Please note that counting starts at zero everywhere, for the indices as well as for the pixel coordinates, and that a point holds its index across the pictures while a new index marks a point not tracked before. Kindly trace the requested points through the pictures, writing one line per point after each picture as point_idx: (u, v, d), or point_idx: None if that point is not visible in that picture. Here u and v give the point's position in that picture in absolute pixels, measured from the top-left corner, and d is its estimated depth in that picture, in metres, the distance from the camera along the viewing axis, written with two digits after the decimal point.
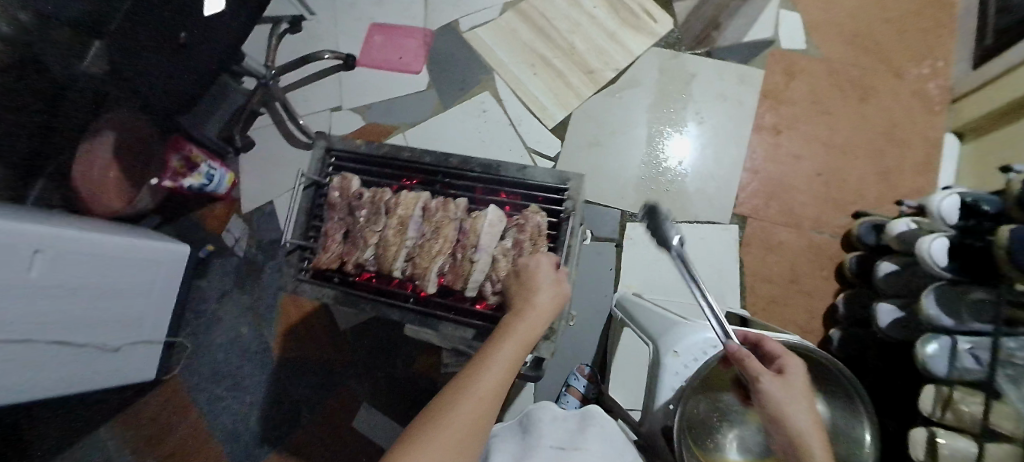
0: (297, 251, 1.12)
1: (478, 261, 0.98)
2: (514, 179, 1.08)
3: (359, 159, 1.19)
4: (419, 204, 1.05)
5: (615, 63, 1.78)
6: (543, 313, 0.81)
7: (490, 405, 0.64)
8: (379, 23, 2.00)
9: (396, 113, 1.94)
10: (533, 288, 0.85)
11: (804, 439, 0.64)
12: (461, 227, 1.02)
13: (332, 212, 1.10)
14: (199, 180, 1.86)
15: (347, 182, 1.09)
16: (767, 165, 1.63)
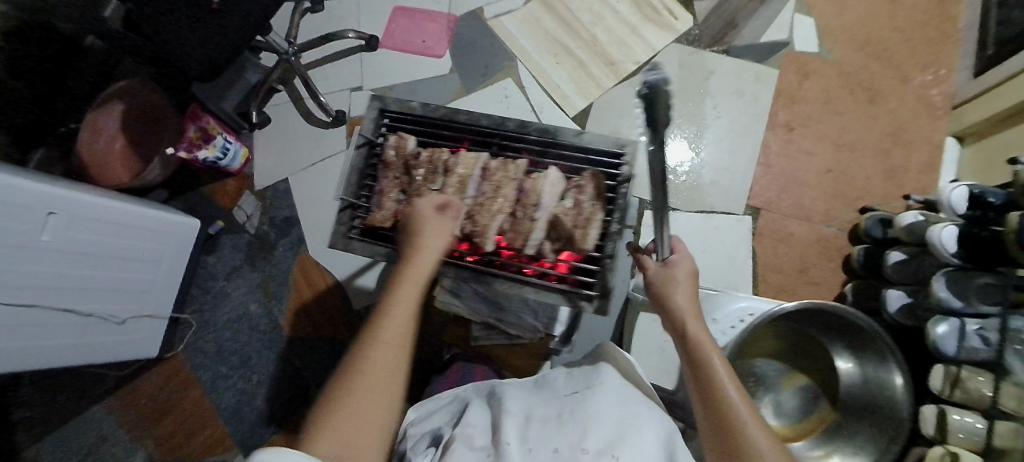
0: (350, 209, 1.13)
1: (539, 219, 1.01)
2: (571, 143, 1.10)
3: (414, 121, 1.20)
4: (478, 163, 1.07)
5: (636, 56, 1.83)
6: (428, 253, 0.88)
7: (400, 341, 0.70)
8: (404, 6, 2.02)
9: (418, 95, 1.96)
10: (418, 234, 0.91)
11: (714, 368, 0.67)
12: (519, 188, 1.05)
13: (387, 171, 1.11)
14: (213, 153, 1.81)
15: (403, 141, 1.11)
16: (780, 160, 1.69)
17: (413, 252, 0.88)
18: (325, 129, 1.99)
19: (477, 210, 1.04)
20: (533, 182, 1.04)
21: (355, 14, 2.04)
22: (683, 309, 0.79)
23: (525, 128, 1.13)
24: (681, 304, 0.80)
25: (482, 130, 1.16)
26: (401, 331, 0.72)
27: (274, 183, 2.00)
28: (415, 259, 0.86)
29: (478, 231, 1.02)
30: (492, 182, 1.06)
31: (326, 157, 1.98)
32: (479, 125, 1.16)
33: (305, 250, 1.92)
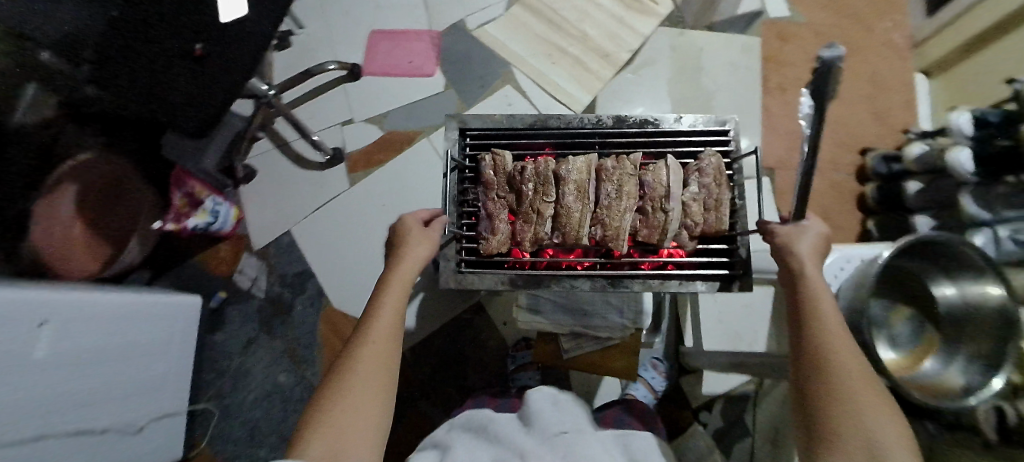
0: (455, 239, 0.98)
1: (674, 210, 0.90)
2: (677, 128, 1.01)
3: (497, 134, 1.05)
4: (592, 167, 0.94)
5: (628, 45, 1.87)
6: (415, 259, 0.87)
7: (389, 352, 0.74)
8: (380, 30, 1.93)
9: (416, 117, 1.87)
10: (406, 241, 0.89)
11: (832, 354, 0.67)
12: (643, 182, 0.93)
13: (488, 192, 0.98)
14: (204, 218, 1.65)
15: (499, 158, 0.97)
16: (783, 120, 1.78)
17: (397, 258, 0.87)
18: (322, 170, 1.85)
19: (607, 214, 0.92)
20: (660, 174, 0.92)
21: (330, 45, 1.92)
22: (807, 282, 0.76)
23: (641, 126, 1.02)
24: (800, 273, 0.78)
25: (587, 132, 1.03)
26: (382, 348, 0.73)
27: (274, 238, 1.82)
28: (390, 278, 0.84)
29: (611, 235, 0.91)
30: (613, 182, 0.93)
31: (328, 199, 1.83)
32: (580, 128, 1.03)
33: (328, 303, 1.75)
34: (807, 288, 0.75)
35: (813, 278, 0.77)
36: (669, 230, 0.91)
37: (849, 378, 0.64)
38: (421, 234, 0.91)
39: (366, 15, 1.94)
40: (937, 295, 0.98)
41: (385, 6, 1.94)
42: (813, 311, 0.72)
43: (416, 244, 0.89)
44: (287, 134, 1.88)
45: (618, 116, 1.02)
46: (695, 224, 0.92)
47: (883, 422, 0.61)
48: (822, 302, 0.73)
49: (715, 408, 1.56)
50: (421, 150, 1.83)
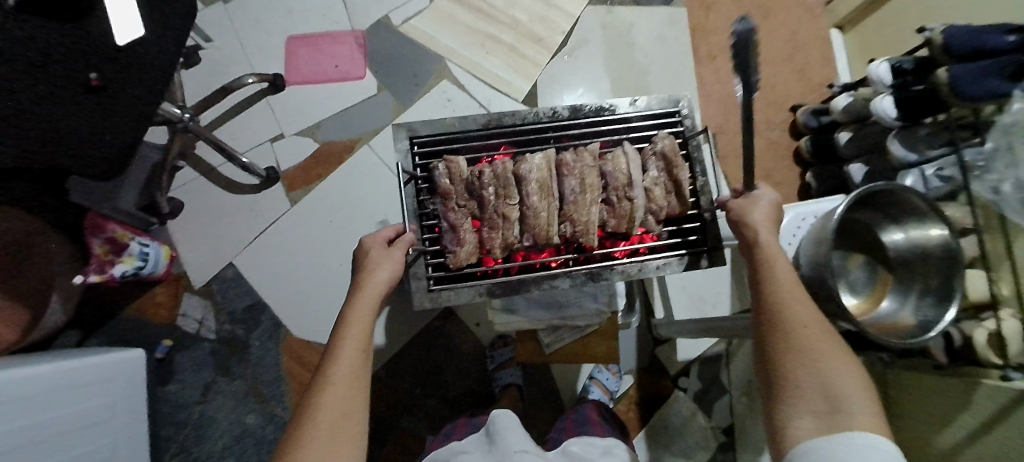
0: (422, 256, 0.91)
1: (639, 198, 0.89)
2: (629, 114, 0.99)
3: (448, 139, 0.98)
4: (553, 162, 0.90)
5: (561, 27, 1.84)
6: (379, 284, 0.80)
7: (357, 391, 0.66)
8: (297, 35, 1.79)
9: (353, 125, 1.76)
10: (370, 265, 0.82)
11: (793, 314, 0.69)
12: (605, 172, 0.91)
13: (448, 202, 0.91)
14: (132, 264, 1.48)
15: (455, 165, 0.90)
16: (717, 85, 1.83)
17: (359, 286, 0.79)
18: (259, 193, 1.72)
19: (574, 211, 0.89)
20: (620, 163, 0.91)
21: (244, 57, 1.77)
22: (768, 249, 0.79)
23: (596, 113, 0.99)
24: (762, 241, 0.80)
25: (543, 126, 0.99)
26: (351, 379, 0.67)
27: (217, 274, 1.68)
28: (356, 300, 0.77)
29: (581, 231, 0.89)
30: (576, 176, 0.90)
31: (270, 224, 1.71)
32: (536, 122, 0.99)
33: (288, 334, 1.65)
34: (770, 255, 0.77)
35: (773, 245, 0.79)
36: (637, 217, 0.90)
37: (810, 334, 0.66)
38: (389, 250, 0.85)
39: (280, 21, 1.79)
40: (887, 241, 1.01)
41: (299, 9, 1.80)
42: (774, 277, 0.75)
43: (383, 259, 0.83)
44: (212, 160, 1.72)
45: (572, 106, 0.99)
46: (661, 208, 0.90)
47: (860, 386, 0.61)
48: (783, 267, 0.75)
49: (692, 373, 1.62)
50: (364, 159, 1.74)
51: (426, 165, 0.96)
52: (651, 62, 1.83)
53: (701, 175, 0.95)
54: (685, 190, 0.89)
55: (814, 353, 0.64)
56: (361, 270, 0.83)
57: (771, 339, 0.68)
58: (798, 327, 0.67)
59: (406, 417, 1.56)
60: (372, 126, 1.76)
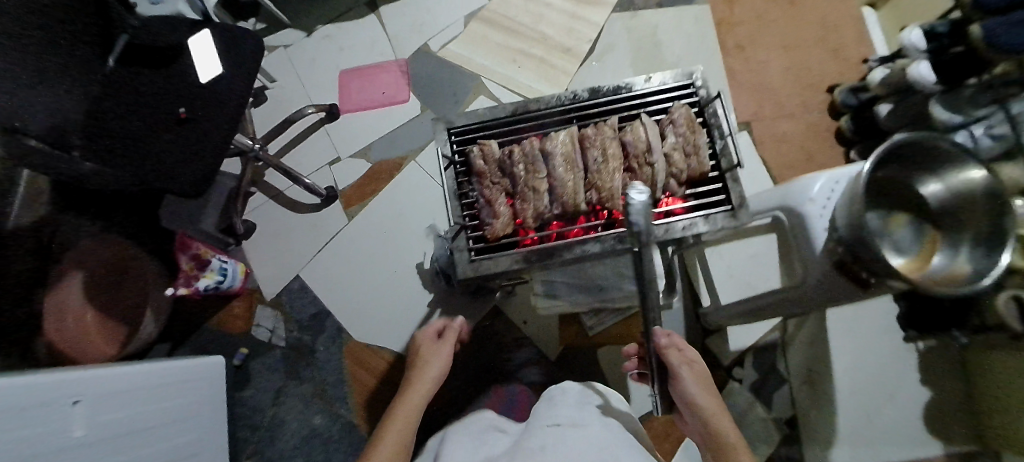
0: (463, 231, 0.98)
1: (658, 162, 0.93)
2: (645, 90, 1.05)
3: (479, 128, 1.08)
4: (575, 138, 0.98)
5: (586, 36, 1.95)
6: (427, 378, 1.03)
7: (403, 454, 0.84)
8: (348, 69, 2.00)
9: (401, 143, 1.92)
10: (423, 363, 1.08)
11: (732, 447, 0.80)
12: (624, 142, 0.97)
13: (483, 181, 0.99)
14: (213, 278, 1.65)
15: (488, 148, 1.00)
16: (747, 75, 1.85)
17: (412, 376, 1.05)
18: (318, 211, 1.89)
19: (596, 179, 0.96)
20: (638, 132, 0.96)
21: (303, 92, 1.99)
22: (712, 418, 0.85)
23: (614, 93, 1.05)
24: (707, 411, 0.86)
25: (566, 109, 1.06)
26: (408, 429, 0.90)
27: (286, 285, 1.84)
28: (410, 391, 1.00)
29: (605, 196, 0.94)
30: (597, 148, 0.97)
31: (330, 239, 1.87)
32: (559, 105, 1.06)
33: (349, 337, 1.77)
34: (716, 430, 0.84)
35: (714, 412, 0.86)
36: (657, 181, 0.94)
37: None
38: (432, 356, 1.10)
39: (333, 57, 2.02)
40: (925, 194, 0.95)
41: (349, 46, 2.02)
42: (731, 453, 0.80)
43: (429, 363, 1.08)
44: (278, 185, 1.93)
45: (592, 87, 1.06)
46: (682, 172, 0.94)
47: None
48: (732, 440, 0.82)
49: (746, 362, 1.57)
50: (411, 174, 1.88)
51: (462, 152, 1.06)
52: (677, 59, 1.89)
53: (723, 143, 0.97)
54: (703, 152, 0.93)
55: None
56: (415, 363, 1.10)
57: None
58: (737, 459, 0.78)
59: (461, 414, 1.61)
60: (417, 144, 1.91)
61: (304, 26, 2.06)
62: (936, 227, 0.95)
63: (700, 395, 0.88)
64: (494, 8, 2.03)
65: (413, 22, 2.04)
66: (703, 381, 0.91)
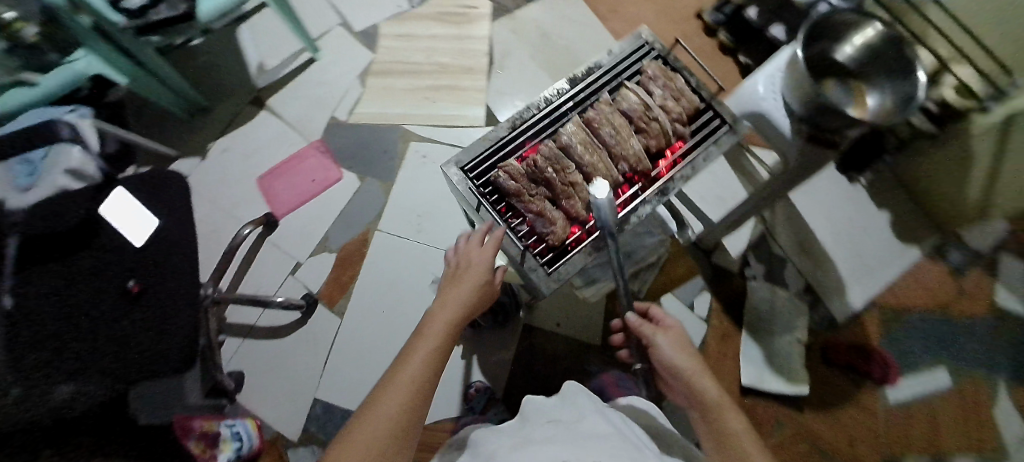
0: (528, 254, 0.92)
1: (664, 116, 0.96)
2: (612, 58, 1.06)
3: (485, 152, 0.99)
4: (580, 124, 0.97)
5: (480, 51, 2.05)
6: (462, 295, 0.80)
7: (415, 405, 0.63)
8: (264, 173, 1.87)
9: (357, 217, 1.83)
10: (462, 275, 0.83)
11: (711, 399, 0.83)
12: (623, 111, 0.99)
13: (520, 199, 0.93)
14: (231, 448, 1.40)
15: (511, 165, 0.93)
16: (628, 29, 2.07)
17: (447, 293, 0.81)
18: (303, 323, 1.72)
19: (621, 151, 0.95)
20: (630, 98, 0.99)
21: (228, 215, 1.81)
22: (698, 381, 0.86)
23: (591, 73, 1.04)
24: (694, 374, 0.87)
25: (554, 101, 1.02)
26: (427, 381, 0.66)
27: (307, 416, 1.63)
28: (437, 315, 0.77)
29: (637, 163, 0.95)
30: (605, 124, 0.97)
31: (330, 346, 1.70)
32: (548, 104, 1.02)
33: None
34: (700, 390, 0.85)
35: (695, 373, 0.87)
36: (669, 129, 0.96)
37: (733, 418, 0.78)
38: (456, 272, 0.84)
39: (243, 168, 1.87)
40: (842, 59, 1.20)
41: (253, 150, 1.89)
42: (717, 415, 0.80)
43: (450, 284, 0.83)
44: (248, 318, 1.74)
45: (569, 76, 1.03)
46: (682, 114, 0.97)
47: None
48: (715, 396, 0.83)
49: (751, 260, 1.75)
50: (383, 243, 1.80)
51: (482, 181, 0.97)
52: (567, 39, 2.07)
53: (696, 78, 1.03)
54: (690, 94, 0.99)
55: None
56: (453, 276, 0.84)
57: (715, 428, 0.79)
58: (722, 411, 0.80)
59: None
60: (373, 211, 1.84)
61: (195, 150, 1.87)
62: (860, 80, 1.18)
63: (685, 356, 0.91)
64: (383, 59, 2.04)
65: (311, 102, 1.97)
66: (688, 349, 0.94)
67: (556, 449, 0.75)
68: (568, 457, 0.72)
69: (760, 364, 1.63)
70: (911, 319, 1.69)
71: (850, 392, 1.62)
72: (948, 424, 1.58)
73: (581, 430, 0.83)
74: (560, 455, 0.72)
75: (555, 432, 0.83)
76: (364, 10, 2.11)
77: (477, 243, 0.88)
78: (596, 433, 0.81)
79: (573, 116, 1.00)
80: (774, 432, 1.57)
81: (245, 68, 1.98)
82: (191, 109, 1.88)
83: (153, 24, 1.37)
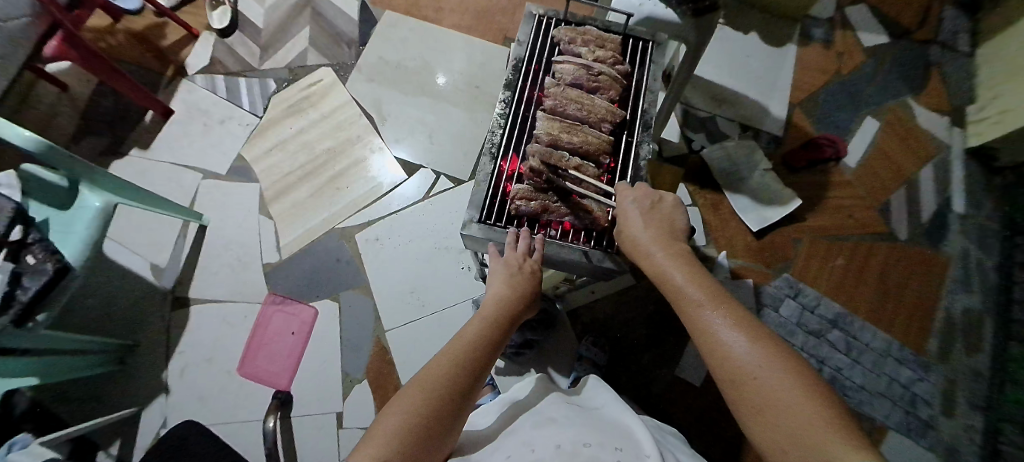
0: (592, 251, 0.91)
1: (602, 67, 1.02)
2: (527, 45, 1.07)
3: (492, 194, 0.94)
4: (549, 116, 0.98)
5: (354, 116, 2.00)
6: (510, 296, 0.75)
7: (461, 385, 0.59)
8: (238, 363, 1.65)
9: (358, 334, 1.70)
10: (509, 271, 0.79)
11: (667, 275, 0.71)
12: (571, 84, 1.02)
13: (551, 209, 0.91)
14: None
15: (524, 188, 0.92)
16: (468, 21, 2.19)
17: (493, 288, 0.76)
18: None
19: (596, 115, 0.98)
20: (568, 69, 1.03)
21: (234, 427, 1.57)
22: (648, 256, 0.75)
23: (520, 70, 1.05)
24: (645, 247, 0.76)
25: (513, 112, 1.01)
26: (477, 357, 0.64)
27: None
28: (488, 310, 0.72)
29: (613, 116, 0.99)
30: (566, 102, 0.99)
31: None
32: (508, 118, 1.00)
33: None
34: (653, 262, 0.74)
35: (647, 246, 0.76)
36: (615, 75, 1.03)
37: (697, 293, 0.66)
38: (497, 267, 0.80)
39: (214, 373, 1.63)
40: None
41: (213, 347, 1.66)
42: (667, 286, 0.71)
43: (491, 273, 0.80)
44: None
45: (504, 84, 1.03)
46: (614, 58, 1.05)
47: (766, 350, 0.56)
48: (666, 267, 0.72)
49: (688, 134, 1.99)
50: (401, 338, 1.69)
51: (509, 221, 0.93)
52: (425, 57, 2.10)
53: (598, 22, 1.11)
54: (606, 38, 1.06)
55: (767, 376, 0.54)
56: (502, 271, 0.79)
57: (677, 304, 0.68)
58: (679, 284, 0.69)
59: (659, 382, 1.59)
60: (369, 319, 1.72)
61: (153, 392, 1.59)
62: None
63: (642, 227, 0.79)
64: (270, 182, 1.89)
65: (232, 266, 1.78)
66: (652, 219, 0.80)
67: (575, 433, 0.64)
68: (588, 439, 0.61)
69: (751, 205, 1.87)
70: (819, 102, 2.06)
71: (821, 181, 1.93)
72: (876, 156, 1.98)
73: (605, 420, 0.71)
74: (581, 437, 0.62)
75: (572, 416, 0.72)
76: (217, 148, 1.93)
77: (513, 249, 0.84)
78: (622, 421, 0.69)
79: (536, 113, 1.00)
80: (798, 248, 1.84)
81: (140, 279, 1.72)
82: (116, 357, 1.56)
83: (30, 306, 1.09)
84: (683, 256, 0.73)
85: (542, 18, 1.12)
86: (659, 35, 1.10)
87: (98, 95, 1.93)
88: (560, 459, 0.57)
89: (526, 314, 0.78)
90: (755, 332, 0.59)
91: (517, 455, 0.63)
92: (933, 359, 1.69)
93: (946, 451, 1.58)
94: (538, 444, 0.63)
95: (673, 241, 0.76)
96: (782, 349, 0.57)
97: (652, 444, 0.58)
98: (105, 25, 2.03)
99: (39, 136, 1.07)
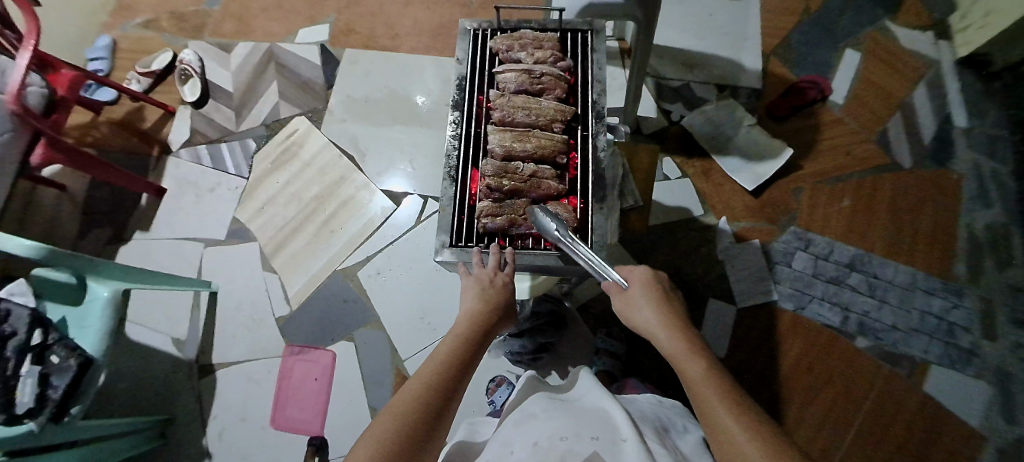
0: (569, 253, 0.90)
1: (542, 68, 1.01)
2: (467, 62, 1.08)
3: (459, 215, 0.95)
4: (501, 127, 0.98)
5: (334, 157, 2.03)
6: (479, 313, 0.75)
7: (428, 407, 0.58)
8: (268, 418, 1.69)
9: (377, 368, 1.72)
10: (476, 288, 0.79)
11: (676, 356, 0.68)
12: (515, 91, 1.02)
13: (518, 221, 0.91)
14: None
15: (487, 206, 0.91)
16: (428, 40, 2.21)
17: (463, 309, 0.77)
18: None
19: (545, 117, 0.98)
20: (511, 78, 1.03)
21: None
22: (657, 335, 0.74)
23: (465, 88, 1.05)
24: (657, 330, 0.74)
25: (466, 132, 1.01)
26: (449, 376, 0.64)
27: None
28: (457, 330, 0.73)
29: (562, 115, 0.99)
30: (513, 111, 0.99)
31: None
32: (460, 137, 1.00)
33: None
34: (664, 343, 0.72)
35: (658, 329, 0.73)
36: (558, 73, 1.02)
37: (700, 375, 0.62)
38: (467, 283, 0.81)
39: (248, 430, 1.68)
40: None
41: (243, 405, 1.71)
42: (678, 366, 0.67)
43: (463, 290, 0.80)
44: None
45: (451, 105, 1.03)
46: (554, 56, 1.04)
47: (768, 433, 0.50)
48: (677, 349, 0.69)
49: (664, 105, 1.96)
50: (418, 365, 1.70)
51: (481, 239, 0.93)
52: (391, 86, 2.13)
53: (534, 23, 1.10)
54: (542, 39, 1.06)
55: None
56: (473, 290, 0.79)
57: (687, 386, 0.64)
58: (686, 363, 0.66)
59: None
60: (385, 351, 1.74)
61: (195, 461, 1.64)
62: None
63: (644, 310, 0.76)
64: (268, 241, 1.93)
65: (247, 326, 1.82)
66: (669, 305, 0.77)
67: (554, 425, 0.63)
68: (564, 432, 0.60)
69: (740, 164, 1.83)
70: (794, 44, 2.00)
71: (810, 124, 1.88)
72: (862, 88, 1.91)
73: (585, 408, 0.70)
74: (558, 430, 0.61)
75: (552, 408, 0.72)
76: (213, 215, 1.99)
77: (483, 266, 0.84)
78: (601, 407, 0.68)
79: (487, 128, 1.01)
80: (798, 197, 1.79)
81: (164, 354, 1.78)
82: (155, 433, 1.62)
83: (62, 402, 1.14)
84: (693, 341, 0.69)
85: (478, 31, 1.12)
86: (597, 22, 1.09)
87: (94, 188, 2.01)
88: (535, 458, 0.56)
89: (500, 326, 0.79)
90: (761, 423, 0.52)
91: (497, 458, 0.62)
92: (963, 282, 1.62)
93: (997, 375, 1.50)
94: (516, 445, 0.62)
95: (687, 326, 0.74)
96: (792, 444, 0.49)
97: (628, 427, 0.57)
98: (88, 120, 2.12)
99: (40, 242, 1.13)
